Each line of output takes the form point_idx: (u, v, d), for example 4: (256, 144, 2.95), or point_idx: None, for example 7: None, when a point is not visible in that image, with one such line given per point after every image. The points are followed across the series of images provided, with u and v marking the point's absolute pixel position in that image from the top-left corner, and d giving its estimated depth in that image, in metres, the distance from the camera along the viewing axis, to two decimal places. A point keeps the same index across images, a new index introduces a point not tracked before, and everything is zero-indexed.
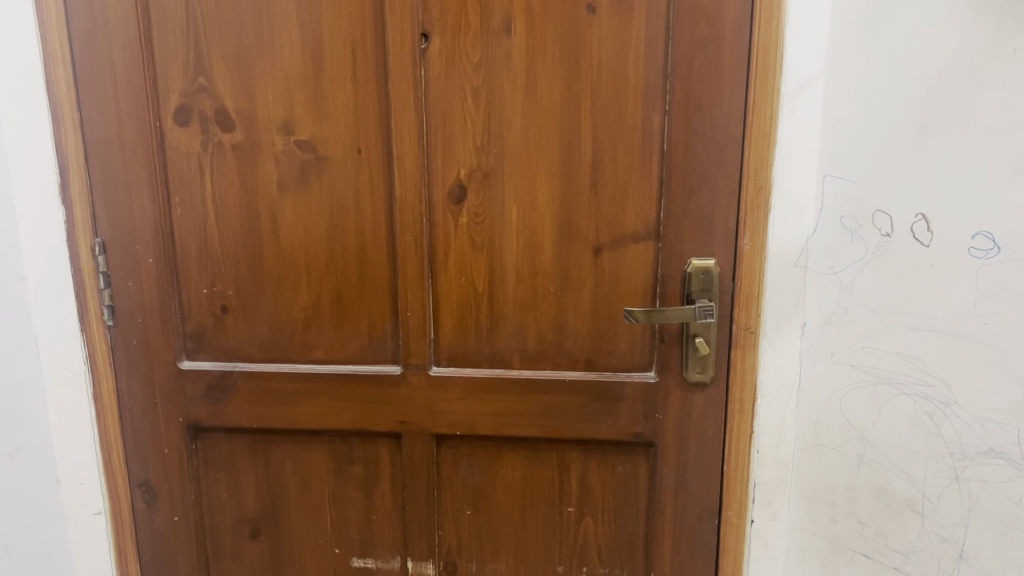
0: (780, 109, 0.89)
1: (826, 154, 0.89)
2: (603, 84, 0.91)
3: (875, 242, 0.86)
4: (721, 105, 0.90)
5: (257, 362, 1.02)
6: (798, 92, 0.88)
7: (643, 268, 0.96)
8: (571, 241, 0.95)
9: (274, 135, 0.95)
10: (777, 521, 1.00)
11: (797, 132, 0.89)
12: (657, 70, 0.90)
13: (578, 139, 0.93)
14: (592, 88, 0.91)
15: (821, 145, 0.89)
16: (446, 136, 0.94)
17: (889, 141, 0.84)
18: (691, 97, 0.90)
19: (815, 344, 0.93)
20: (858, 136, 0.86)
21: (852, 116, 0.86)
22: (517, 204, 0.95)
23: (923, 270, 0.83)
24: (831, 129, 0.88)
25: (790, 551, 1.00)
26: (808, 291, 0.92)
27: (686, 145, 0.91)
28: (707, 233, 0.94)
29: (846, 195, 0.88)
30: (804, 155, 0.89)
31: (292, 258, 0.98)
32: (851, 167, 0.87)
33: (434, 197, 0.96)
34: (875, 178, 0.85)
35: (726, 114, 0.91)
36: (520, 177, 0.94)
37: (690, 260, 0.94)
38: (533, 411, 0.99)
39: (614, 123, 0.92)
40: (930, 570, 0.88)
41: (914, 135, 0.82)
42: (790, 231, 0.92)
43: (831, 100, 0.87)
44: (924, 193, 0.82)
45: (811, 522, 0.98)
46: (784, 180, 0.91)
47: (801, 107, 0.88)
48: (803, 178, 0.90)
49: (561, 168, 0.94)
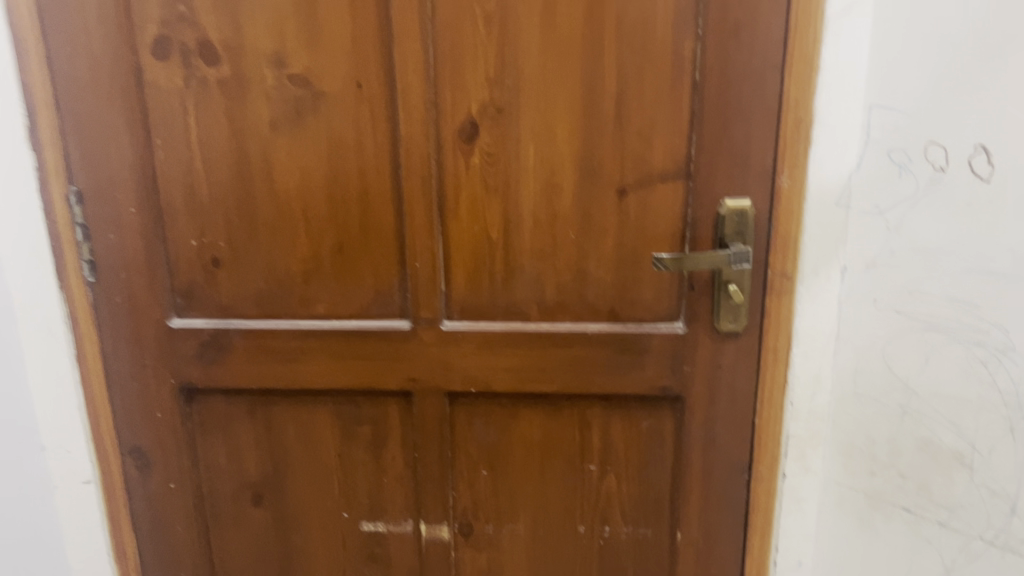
0: (823, 33, 0.81)
1: (874, 82, 0.81)
2: (630, 6, 0.82)
3: (925, 177, 0.79)
4: (759, 29, 0.82)
5: (253, 319, 0.94)
6: (844, 13, 0.80)
7: (672, 210, 0.89)
8: (593, 183, 0.88)
9: (264, 69, 0.86)
10: (810, 474, 0.95)
11: (842, 59, 0.81)
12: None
13: (602, 68, 0.84)
14: (617, 11, 0.82)
15: (868, 71, 0.81)
16: (455, 68, 0.85)
17: (945, 66, 0.75)
18: (727, 20, 0.82)
19: (856, 289, 0.87)
20: (911, 62, 0.78)
21: (904, 39, 0.78)
22: (535, 142, 0.87)
23: (980, 208, 0.76)
24: (880, 53, 0.80)
25: (824, 505, 0.95)
26: (850, 232, 0.86)
27: (721, 74, 0.83)
28: (742, 171, 0.86)
29: (895, 128, 0.80)
30: (849, 83, 0.82)
31: (289, 206, 0.90)
32: (900, 95, 0.79)
33: (443, 136, 0.87)
34: (928, 107, 0.77)
35: (765, 39, 0.82)
36: (538, 112, 0.86)
37: (724, 201, 0.87)
38: (553, 366, 0.93)
39: (641, 50, 0.84)
40: (978, 526, 0.83)
41: (976, 57, 0.73)
42: (831, 167, 0.85)
43: (880, 22, 0.79)
44: (985, 122, 0.74)
45: (848, 475, 0.93)
46: (827, 113, 0.83)
47: (847, 30, 0.81)
48: (848, 109, 0.83)
49: (582, 101, 0.86)
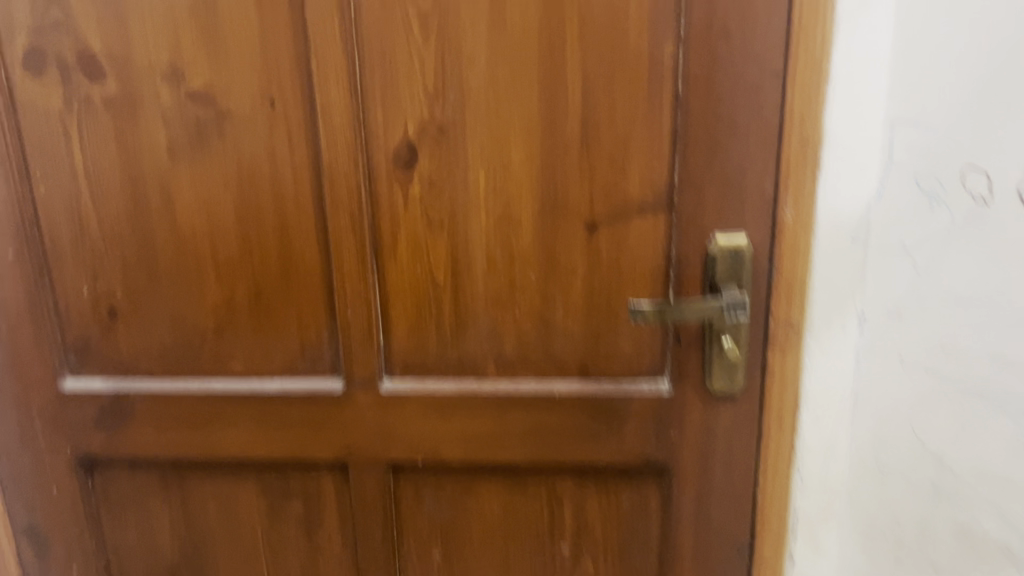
0: (835, 32, 0.66)
1: (898, 93, 0.66)
2: (596, 4, 0.67)
3: (961, 210, 0.64)
4: (755, 29, 0.67)
5: (159, 380, 0.80)
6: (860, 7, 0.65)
7: (652, 248, 0.73)
8: (558, 216, 0.73)
9: (159, 85, 0.71)
10: (823, 559, 0.79)
11: (857, 64, 0.66)
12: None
13: (564, 79, 0.69)
14: (581, 9, 0.67)
15: (890, 79, 0.66)
16: (387, 81, 0.70)
17: (988, 73, 0.60)
18: (715, 19, 0.67)
19: (877, 342, 0.72)
20: (944, 67, 0.63)
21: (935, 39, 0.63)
22: (486, 169, 0.72)
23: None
24: (905, 57, 0.65)
25: None
26: (868, 273, 0.71)
27: (709, 85, 0.68)
28: (736, 202, 0.71)
29: (924, 149, 0.65)
30: (867, 93, 0.66)
31: (196, 247, 0.76)
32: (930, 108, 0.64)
33: (376, 162, 0.73)
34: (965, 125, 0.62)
35: (762, 41, 0.67)
36: (488, 133, 0.71)
37: (715, 236, 0.72)
38: (514, 433, 0.78)
39: (611, 57, 0.68)
40: None
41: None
42: (845, 195, 0.69)
43: (905, 18, 0.64)
44: None
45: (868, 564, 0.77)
46: (839, 129, 0.68)
47: (864, 29, 0.65)
48: (865, 125, 0.67)
49: (541, 120, 0.71)
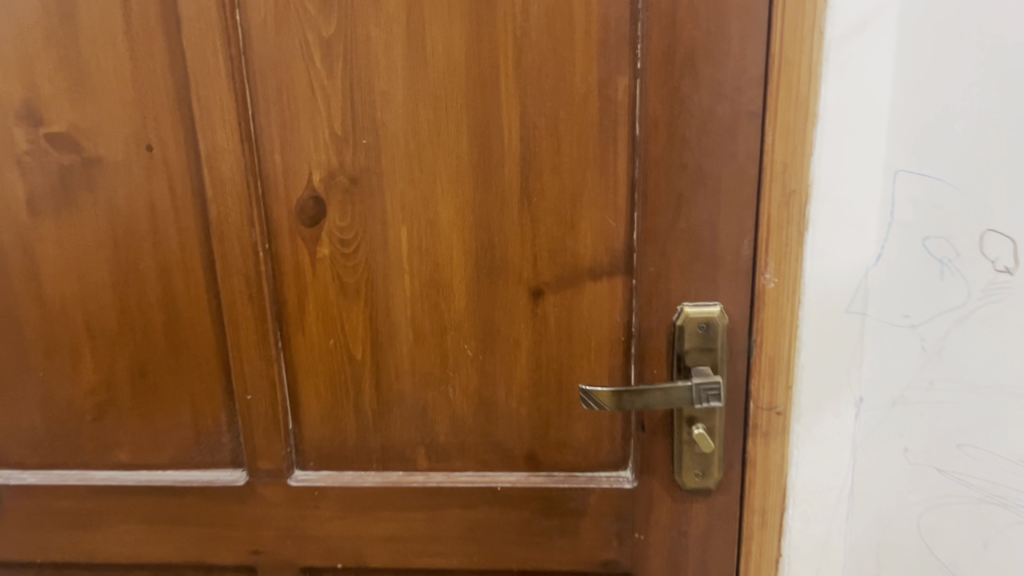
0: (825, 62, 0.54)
1: (900, 136, 0.54)
2: (534, 30, 0.55)
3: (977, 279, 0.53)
4: (727, 57, 0.55)
5: (32, 470, 0.68)
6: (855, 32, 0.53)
7: (608, 319, 0.61)
8: (496, 281, 0.61)
9: (14, 128, 0.60)
10: None
11: (852, 102, 0.54)
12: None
13: (498, 120, 0.57)
14: (516, 37, 0.56)
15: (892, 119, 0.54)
16: (285, 123, 0.58)
17: (1005, 116, 0.51)
18: (678, 46, 0.55)
19: (878, 432, 0.60)
20: (953, 106, 0.52)
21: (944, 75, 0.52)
22: (409, 225, 0.60)
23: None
24: (909, 94, 0.53)
25: None
26: (866, 350, 0.59)
27: (672, 126, 0.56)
28: (707, 266, 0.59)
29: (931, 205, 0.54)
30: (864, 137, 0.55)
31: (67, 318, 0.64)
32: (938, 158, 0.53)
33: (276, 218, 0.61)
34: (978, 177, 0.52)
35: (735, 74, 0.55)
36: (410, 184, 0.59)
37: (682, 305, 0.60)
38: (450, 533, 0.66)
39: (554, 93, 0.57)
40: None
41: None
42: (838, 259, 0.57)
43: (908, 46, 0.53)
44: None
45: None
46: (830, 179, 0.56)
47: (859, 59, 0.53)
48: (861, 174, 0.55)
49: (472, 169, 0.59)
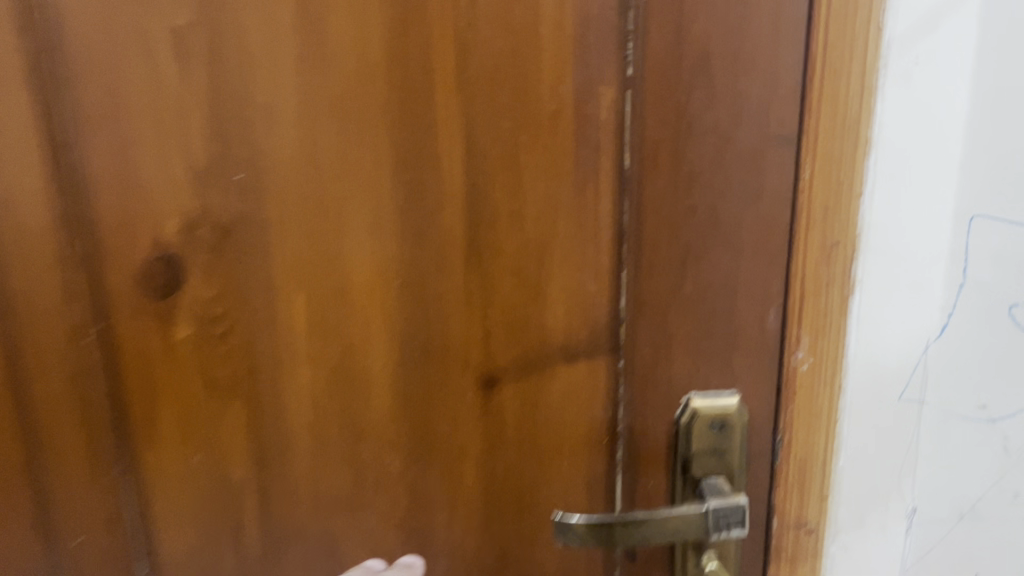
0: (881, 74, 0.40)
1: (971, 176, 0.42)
2: (484, 23, 0.39)
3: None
4: (753, 62, 0.39)
5: None
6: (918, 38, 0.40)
7: (586, 414, 0.45)
8: (433, 369, 0.44)
9: None
10: None
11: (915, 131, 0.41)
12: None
13: (434, 148, 0.40)
14: (459, 32, 0.39)
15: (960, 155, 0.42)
16: (121, 154, 0.40)
17: None
18: (685, 44, 0.39)
19: (934, 542, 0.48)
20: None
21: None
22: (308, 295, 0.42)
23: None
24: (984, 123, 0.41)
25: None
26: (921, 442, 0.46)
27: (677, 156, 0.40)
28: (722, 346, 0.43)
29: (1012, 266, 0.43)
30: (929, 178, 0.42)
31: None
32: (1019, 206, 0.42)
33: (110, 289, 0.42)
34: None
35: (765, 87, 0.40)
36: (309, 237, 0.42)
37: (689, 397, 0.44)
38: None
39: (513, 111, 0.40)
40: None
41: None
42: (891, 334, 0.44)
43: (985, 62, 0.41)
44: None
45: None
46: (887, 229, 0.42)
47: (925, 76, 0.40)
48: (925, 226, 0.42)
49: (398, 214, 0.41)
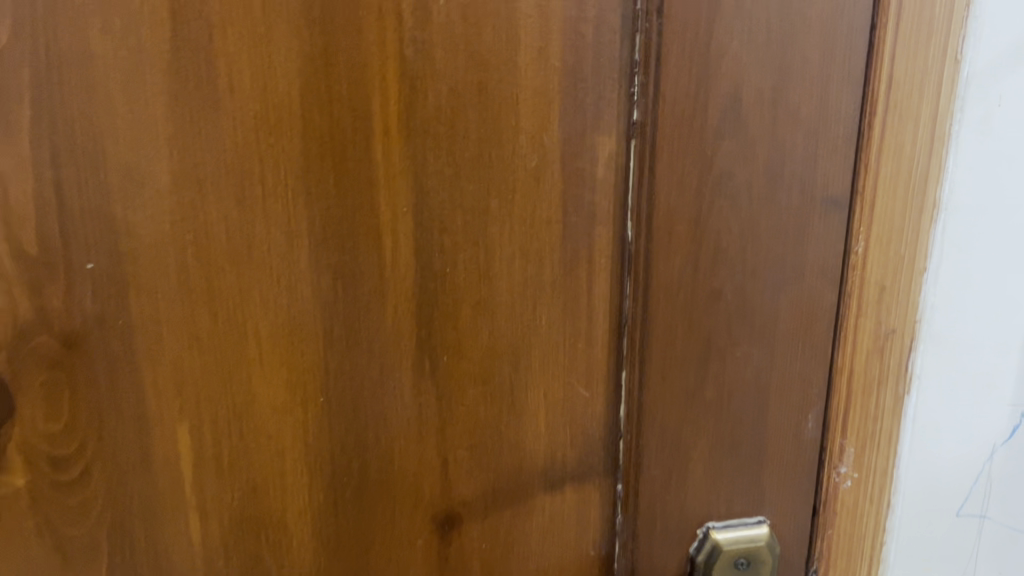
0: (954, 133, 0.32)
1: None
2: (439, 54, 0.28)
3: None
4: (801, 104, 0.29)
5: None
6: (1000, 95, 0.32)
7: (574, 550, 0.35)
8: (373, 507, 0.33)
9: None
10: None
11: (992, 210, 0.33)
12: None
13: (370, 221, 0.29)
14: (404, 67, 0.28)
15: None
16: None
17: None
18: (713, 82, 0.29)
19: None
20: None
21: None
22: (197, 419, 0.31)
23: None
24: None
25: None
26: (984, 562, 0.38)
27: (698, 228, 0.30)
28: (748, 464, 0.34)
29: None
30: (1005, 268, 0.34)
31: None
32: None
33: None
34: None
35: (815, 140, 0.30)
36: (195, 344, 0.30)
37: (708, 528, 0.34)
38: None
39: (480, 169, 0.29)
40: None
41: None
42: (952, 450, 0.36)
43: None
44: None
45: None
46: (955, 310, 0.34)
47: (1009, 121, 0.32)
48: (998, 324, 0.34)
49: (321, 311, 0.30)
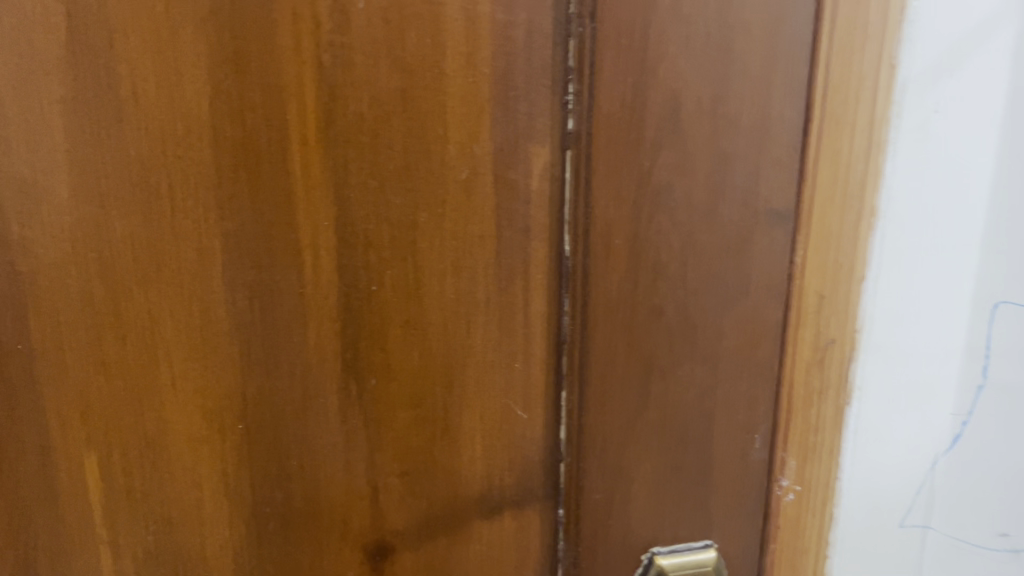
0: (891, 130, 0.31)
1: (1000, 268, 0.33)
2: (360, 61, 0.26)
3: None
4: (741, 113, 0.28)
5: None
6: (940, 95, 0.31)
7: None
8: (299, 539, 0.31)
9: None
10: None
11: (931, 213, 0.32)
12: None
13: (290, 238, 0.28)
14: (321, 75, 0.26)
15: (989, 242, 0.33)
16: None
17: None
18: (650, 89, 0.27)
19: None
20: None
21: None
22: (107, 450, 0.29)
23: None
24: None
25: None
26: None
27: (637, 242, 0.29)
28: (695, 487, 0.32)
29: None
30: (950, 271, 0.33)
31: None
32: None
33: None
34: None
35: (756, 152, 0.29)
36: (101, 370, 0.28)
37: (653, 554, 0.33)
38: None
39: (407, 182, 0.28)
40: None
41: None
42: (896, 459, 0.35)
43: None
44: None
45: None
46: (891, 318, 0.33)
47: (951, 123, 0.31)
48: (942, 328, 0.34)
49: (238, 333, 0.28)
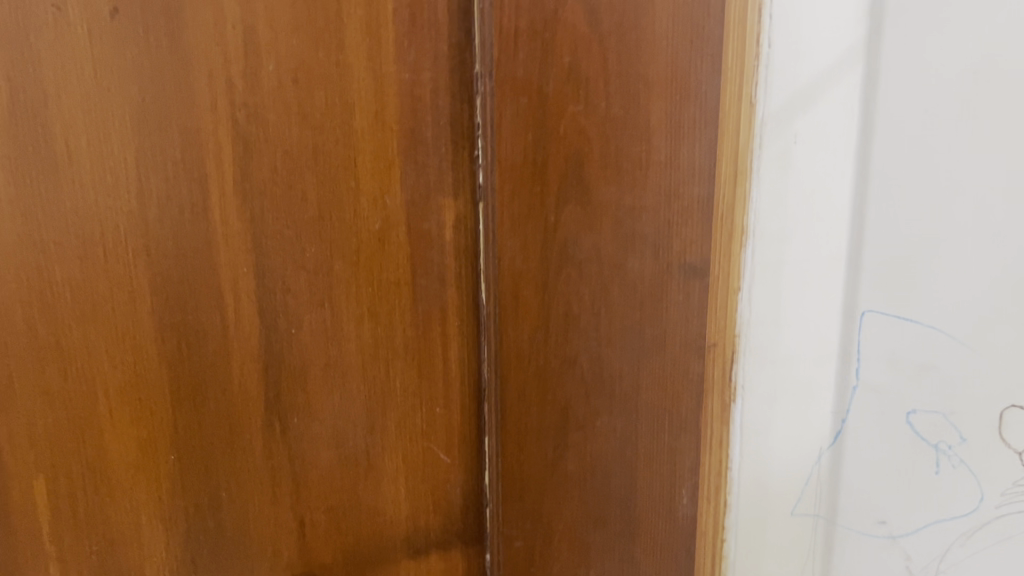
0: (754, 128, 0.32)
1: (876, 272, 0.32)
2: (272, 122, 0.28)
3: (918, 488, 0.32)
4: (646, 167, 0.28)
5: None
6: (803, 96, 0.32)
7: None
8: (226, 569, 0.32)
9: None
10: None
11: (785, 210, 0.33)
12: (435, 51, 0.29)
13: (206, 285, 0.29)
14: (237, 133, 0.28)
15: (864, 246, 0.32)
16: None
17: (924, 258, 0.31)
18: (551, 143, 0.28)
19: None
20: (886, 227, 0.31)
21: (882, 173, 0.31)
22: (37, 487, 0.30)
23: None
24: (913, 188, 0.31)
25: None
26: None
27: (546, 293, 0.29)
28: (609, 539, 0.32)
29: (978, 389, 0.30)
30: (822, 268, 0.33)
31: None
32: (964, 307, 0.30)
33: None
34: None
35: (664, 202, 0.29)
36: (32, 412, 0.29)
37: None
38: None
39: (322, 234, 0.29)
40: None
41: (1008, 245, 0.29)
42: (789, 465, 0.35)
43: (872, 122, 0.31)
44: None
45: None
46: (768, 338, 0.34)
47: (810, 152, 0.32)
48: (819, 325, 0.34)
49: (166, 373, 0.30)
